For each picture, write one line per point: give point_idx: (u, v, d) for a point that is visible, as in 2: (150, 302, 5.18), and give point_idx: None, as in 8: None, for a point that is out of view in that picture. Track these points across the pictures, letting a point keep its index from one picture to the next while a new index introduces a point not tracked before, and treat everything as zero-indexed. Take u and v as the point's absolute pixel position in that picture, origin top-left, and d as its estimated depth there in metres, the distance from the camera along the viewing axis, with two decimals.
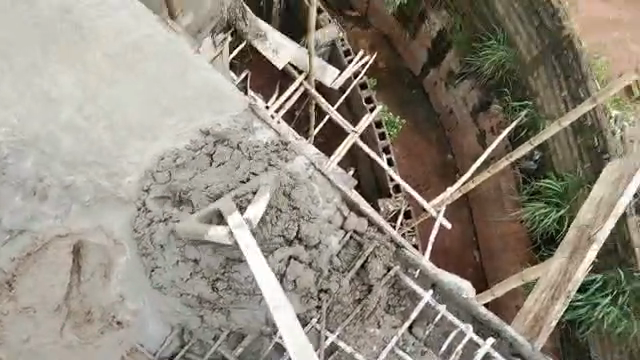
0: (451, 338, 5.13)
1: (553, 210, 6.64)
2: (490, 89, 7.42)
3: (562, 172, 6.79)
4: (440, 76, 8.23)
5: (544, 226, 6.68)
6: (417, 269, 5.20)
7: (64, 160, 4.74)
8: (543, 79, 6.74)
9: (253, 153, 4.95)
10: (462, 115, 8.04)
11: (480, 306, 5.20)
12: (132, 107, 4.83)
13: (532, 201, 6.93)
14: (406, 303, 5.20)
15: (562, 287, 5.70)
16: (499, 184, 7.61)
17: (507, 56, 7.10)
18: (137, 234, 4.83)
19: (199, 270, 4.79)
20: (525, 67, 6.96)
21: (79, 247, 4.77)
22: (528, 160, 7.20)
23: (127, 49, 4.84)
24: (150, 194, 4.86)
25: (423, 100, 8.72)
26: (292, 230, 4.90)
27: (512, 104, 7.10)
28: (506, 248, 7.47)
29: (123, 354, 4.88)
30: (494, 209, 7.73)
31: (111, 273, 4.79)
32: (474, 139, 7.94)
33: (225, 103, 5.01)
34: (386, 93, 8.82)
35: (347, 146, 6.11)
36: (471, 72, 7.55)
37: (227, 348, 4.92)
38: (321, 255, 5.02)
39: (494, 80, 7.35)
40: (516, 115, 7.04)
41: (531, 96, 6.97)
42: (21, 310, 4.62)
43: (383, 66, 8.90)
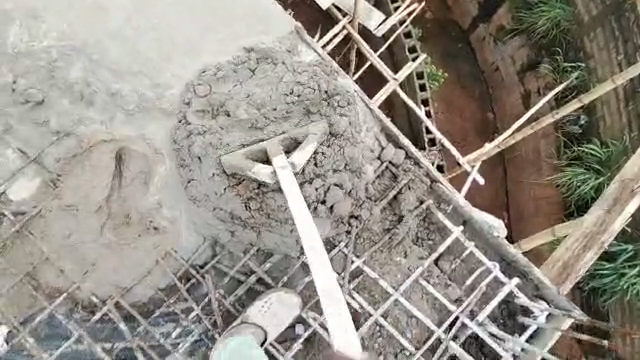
0: (476, 276, 5.14)
1: (592, 177, 6.26)
2: (542, 49, 6.75)
3: (607, 140, 6.35)
4: (490, 32, 7.40)
5: (580, 192, 6.30)
6: (450, 204, 5.16)
7: (110, 67, 4.93)
8: (600, 40, 6.25)
9: (297, 67, 4.95)
10: (509, 73, 7.28)
11: (510, 247, 5.11)
12: (180, 19, 4.99)
13: (572, 166, 6.46)
14: (435, 237, 5.22)
15: (594, 239, 5.61)
16: (538, 145, 6.99)
17: (564, 14, 6.47)
18: (176, 147, 5.00)
19: (234, 186, 4.85)
20: (582, 27, 6.42)
21: (122, 153, 5.03)
22: (572, 124, 6.59)
23: None
24: (191, 107, 4.97)
25: (470, 55, 7.81)
26: (338, 156, 4.90)
27: (564, 64, 6.48)
28: (537, 212, 6.94)
29: (157, 259, 5.01)
30: (531, 170, 7.12)
31: (151, 180, 5.01)
32: (518, 99, 7.21)
33: (271, 24, 5.06)
34: (430, 46, 7.80)
35: (384, 95, 5.97)
36: (523, 29, 6.82)
37: (255, 263, 4.96)
38: (360, 182, 4.99)
39: (547, 39, 6.66)
40: (566, 77, 6.46)
41: (583, 59, 6.44)
42: (66, 208, 4.94)
43: (430, 17, 7.80)
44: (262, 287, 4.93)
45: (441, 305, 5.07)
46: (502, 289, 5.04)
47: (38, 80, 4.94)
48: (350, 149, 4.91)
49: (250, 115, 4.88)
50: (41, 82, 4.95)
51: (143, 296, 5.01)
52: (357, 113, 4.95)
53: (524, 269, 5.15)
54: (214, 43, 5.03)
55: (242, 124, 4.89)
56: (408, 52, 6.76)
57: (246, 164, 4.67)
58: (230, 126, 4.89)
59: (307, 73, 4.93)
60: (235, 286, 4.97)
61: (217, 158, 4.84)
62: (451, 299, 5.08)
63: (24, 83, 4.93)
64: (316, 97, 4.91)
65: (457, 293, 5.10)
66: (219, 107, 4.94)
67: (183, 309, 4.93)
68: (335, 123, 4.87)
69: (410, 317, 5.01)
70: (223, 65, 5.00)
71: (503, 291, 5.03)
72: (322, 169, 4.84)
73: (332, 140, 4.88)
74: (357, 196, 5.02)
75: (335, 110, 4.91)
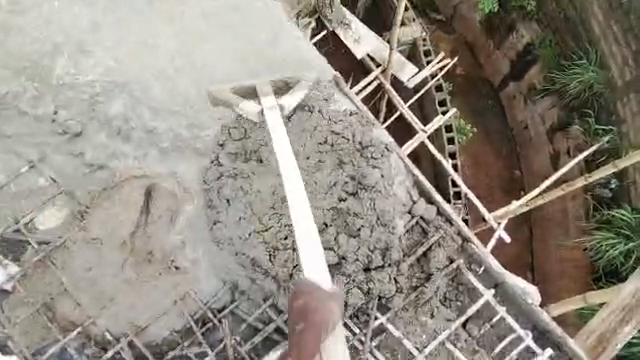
0: (506, 343, 4.83)
1: (621, 241, 5.94)
2: (573, 110, 6.58)
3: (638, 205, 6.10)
4: (521, 90, 7.29)
5: (608, 258, 6.03)
6: (481, 266, 4.93)
7: (150, 105, 4.99)
8: (634, 107, 6.09)
9: (336, 120, 4.97)
10: (537, 132, 7.14)
11: (544, 314, 4.84)
12: (223, 63, 5.14)
13: (600, 230, 6.22)
14: (463, 299, 4.91)
15: (634, 312, 5.27)
16: (565, 206, 6.77)
17: (598, 78, 6.29)
18: (206, 186, 5.01)
19: (262, 235, 4.81)
20: (615, 91, 6.24)
21: (151, 190, 4.97)
22: (602, 186, 6.37)
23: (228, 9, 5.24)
24: (224, 149, 5.02)
25: (498, 112, 7.76)
26: (362, 205, 4.86)
27: (594, 126, 6.34)
28: (563, 274, 6.65)
29: (176, 298, 4.91)
30: (559, 232, 6.89)
31: (177, 218, 4.91)
32: (545, 160, 7.09)
33: (310, 73, 5.19)
34: (460, 100, 7.81)
35: (414, 146, 5.88)
36: (555, 88, 6.66)
37: (274, 312, 4.79)
38: (385, 233, 4.85)
39: (578, 100, 6.50)
40: (597, 140, 6.31)
41: (616, 122, 6.26)
42: (90, 241, 4.90)
43: (460, 73, 7.84)
44: (279, 337, 4.73)
45: None
46: None
47: (78, 112, 5.00)
48: (380, 199, 4.86)
49: None
50: (81, 114, 5.00)
51: (159, 335, 4.86)
52: (390, 166, 4.90)
53: (558, 338, 4.88)
54: (253, 84, 5.12)
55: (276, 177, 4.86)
56: (437, 104, 6.81)
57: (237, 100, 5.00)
58: (262, 173, 4.89)
59: (341, 122, 4.97)
60: (252, 334, 4.78)
61: (251, 204, 4.85)
62: None
63: (65, 114, 4.99)
64: (349, 148, 4.92)
65: None
66: (251, 155, 4.95)
67: (197, 353, 4.72)
68: (367, 175, 4.86)
69: None
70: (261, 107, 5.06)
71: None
72: (353, 221, 4.85)
73: (361, 192, 4.88)
74: (382, 246, 4.85)
75: (369, 163, 4.90)
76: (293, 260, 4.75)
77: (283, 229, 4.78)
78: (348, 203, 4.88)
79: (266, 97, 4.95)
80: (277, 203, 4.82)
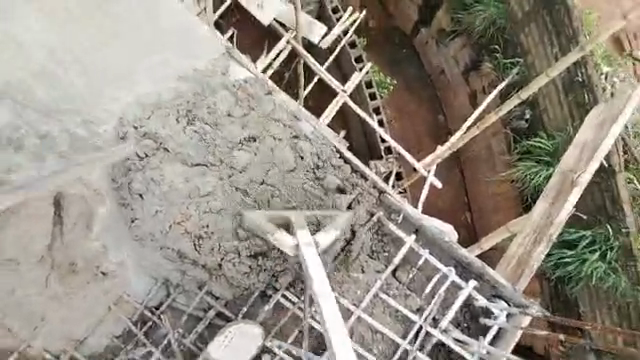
0: (435, 282, 5.17)
1: (543, 169, 6.41)
2: (481, 48, 6.92)
3: (552, 131, 6.53)
4: (431, 35, 7.61)
5: (534, 184, 6.46)
6: (400, 214, 5.18)
7: (37, 108, 4.48)
8: (535, 36, 6.43)
9: (239, 93, 4.85)
10: (453, 75, 7.49)
11: (463, 250, 5.15)
12: (102, 53, 4.55)
13: (524, 160, 6.62)
14: (390, 249, 5.21)
15: (544, 232, 5.75)
16: (489, 143, 7.25)
17: (499, 12, 6.70)
18: (116, 185, 4.77)
19: (188, 230, 4.79)
20: (517, 24, 6.60)
21: (61, 199, 4.75)
22: (518, 118, 6.83)
23: None
24: (126, 143, 4.70)
25: (414, 60, 8.06)
26: (291, 181, 4.98)
27: (504, 60, 6.67)
28: (496, 208, 7.20)
29: (110, 304, 4.88)
30: (485, 169, 7.37)
31: (93, 223, 4.77)
32: (464, 100, 7.42)
33: (202, 48, 4.77)
34: (376, 56, 8.07)
35: (334, 109, 5.99)
36: (461, 30, 7.03)
37: (212, 297, 4.86)
38: (317, 204, 5.05)
39: (485, 38, 6.85)
40: (508, 73, 6.65)
41: (522, 54, 6.61)
42: (5, 263, 4.71)
43: (374, 26, 8.11)
44: (222, 321, 4.83)
45: (403, 317, 5.10)
46: (461, 293, 5.13)
47: None
48: (296, 170, 4.98)
49: (196, 149, 4.78)
50: None
51: (99, 344, 4.87)
52: (298, 136, 4.95)
53: (480, 270, 5.18)
54: (146, 70, 4.67)
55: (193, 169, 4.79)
56: (356, 62, 6.96)
57: (269, 226, 4.63)
58: (169, 160, 4.76)
59: (243, 98, 4.86)
60: (194, 323, 4.83)
61: (166, 192, 4.75)
62: (412, 311, 5.08)
63: None
64: (263, 118, 4.86)
65: (417, 302, 5.14)
66: (156, 144, 4.73)
67: (143, 354, 4.75)
68: (281, 148, 4.91)
69: (375, 333, 5.02)
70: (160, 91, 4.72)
71: (461, 297, 5.10)
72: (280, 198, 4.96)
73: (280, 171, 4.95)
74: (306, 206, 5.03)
75: (287, 142, 4.92)
76: (220, 249, 4.84)
77: (205, 217, 4.81)
78: (271, 182, 4.94)
79: (302, 230, 4.51)
80: (195, 192, 4.79)
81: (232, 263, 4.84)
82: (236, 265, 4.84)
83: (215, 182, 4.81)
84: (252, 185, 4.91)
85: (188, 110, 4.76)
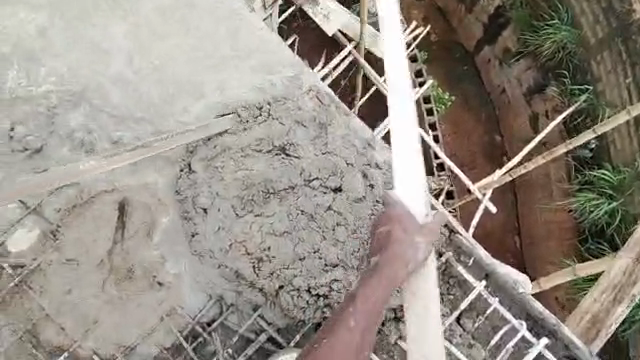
0: (503, 333, 4.79)
1: (605, 201, 6.66)
2: (548, 71, 7.26)
3: (618, 165, 6.85)
4: (495, 54, 7.91)
5: (593, 217, 6.72)
6: (471, 257, 4.88)
7: (112, 113, 4.81)
8: (607, 64, 6.81)
9: (314, 100, 4.90)
10: (515, 95, 7.75)
11: (537, 302, 4.82)
12: (182, 65, 4.91)
13: (583, 190, 6.93)
14: (455, 292, 4.84)
15: (624, 289, 5.67)
16: (548, 171, 7.41)
17: (570, 37, 7.01)
18: (180, 197, 4.70)
19: (242, 245, 4.56)
20: (589, 50, 6.95)
21: (125, 204, 4.66)
22: (583, 148, 7.12)
23: (181, 4, 5.04)
24: (195, 156, 4.73)
25: (473, 77, 8.28)
26: (350, 215, 4.67)
27: (572, 86, 7.04)
28: (549, 234, 7.33)
29: (162, 315, 4.58)
30: (541, 195, 7.54)
31: (154, 232, 4.63)
32: (525, 121, 7.67)
33: (278, 67, 4.96)
34: (435, 66, 8.35)
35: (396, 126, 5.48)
36: (529, 51, 7.37)
37: (266, 320, 4.63)
38: None
39: (554, 61, 7.19)
40: (574, 99, 7.00)
41: (591, 81, 6.98)
42: (64, 263, 4.56)
43: (435, 40, 8.40)
44: (273, 346, 4.67)
45: None
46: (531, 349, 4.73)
47: (38, 128, 4.75)
48: (361, 200, 4.70)
49: (265, 168, 4.67)
50: (42, 130, 4.75)
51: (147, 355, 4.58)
52: (370, 164, 4.82)
53: (552, 325, 4.86)
54: (218, 82, 4.90)
55: (257, 186, 4.63)
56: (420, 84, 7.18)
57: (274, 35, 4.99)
58: (235, 171, 4.66)
59: (315, 124, 4.83)
60: (245, 344, 4.66)
61: (232, 206, 4.62)
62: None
63: (23, 131, 4.73)
64: (335, 139, 4.80)
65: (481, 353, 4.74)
66: (226, 150, 4.71)
67: None
68: (352, 176, 4.73)
69: None
70: (231, 100, 4.86)
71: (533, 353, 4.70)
72: (339, 229, 4.66)
73: (341, 201, 4.69)
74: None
75: (359, 169, 4.78)
76: (280, 275, 4.56)
77: (266, 239, 4.56)
78: (336, 208, 4.68)
79: None
80: (258, 209, 4.62)
81: (288, 294, 4.57)
82: (295, 298, 4.57)
83: (275, 205, 4.62)
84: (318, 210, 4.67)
85: (256, 118, 4.82)
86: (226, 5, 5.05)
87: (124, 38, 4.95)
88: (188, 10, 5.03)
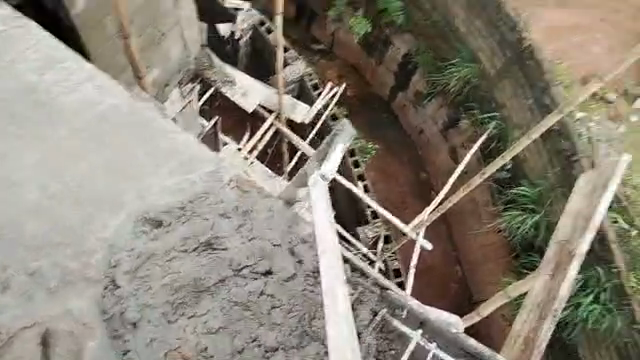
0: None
1: (530, 216, 9.25)
2: (458, 106, 10.27)
3: (534, 179, 9.32)
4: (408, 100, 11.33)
5: (521, 231, 9.28)
6: (404, 309, 5.27)
7: (30, 244, 4.72)
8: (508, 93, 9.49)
9: (235, 190, 5.06)
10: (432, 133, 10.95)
11: (468, 338, 5.23)
12: (100, 181, 4.97)
13: (510, 209, 9.51)
14: (396, 347, 5.19)
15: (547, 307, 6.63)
16: None
17: (472, 74, 9.99)
18: (108, 315, 4.58)
19: (179, 351, 4.54)
20: (490, 80, 9.77)
21: (48, 336, 4.44)
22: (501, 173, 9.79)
23: (94, 121, 5.18)
24: (120, 269, 4.70)
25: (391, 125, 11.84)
26: (285, 295, 4.84)
27: (480, 116, 9.87)
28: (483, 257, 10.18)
29: None
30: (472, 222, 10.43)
31: (81, 359, 4.39)
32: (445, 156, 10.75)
33: (197, 164, 5.10)
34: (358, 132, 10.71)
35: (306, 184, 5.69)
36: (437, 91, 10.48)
37: None
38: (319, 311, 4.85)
39: (461, 95, 10.19)
40: (486, 125, 9.76)
41: (497, 109, 9.74)
42: None
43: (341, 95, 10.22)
44: None
45: None
46: None
47: None
48: (292, 277, 4.89)
49: (192, 267, 4.77)
50: None
51: None
52: (298, 240, 4.99)
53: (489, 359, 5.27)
54: (137, 191, 4.96)
55: (186, 287, 4.71)
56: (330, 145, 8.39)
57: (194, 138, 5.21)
58: (162, 277, 4.72)
59: (239, 213, 5.00)
60: None
61: (163, 313, 4.63)
62: None
63: None
64: (259, 222, 4.99)
65: None
66: (153, 257, 4.77)
67: None
68: (279, 256, 4.92)
69: None
70: (151, 206, 4.92)
71: None
72: (276, 311, 4.78)
73: (274, 283, 4.85)
74: (308, 313, 4.83)
75: (286, 247, 4.96)
76: None
77: (203, 339, 4.61)
78: (270, 290, 4.82)
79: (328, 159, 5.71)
80: (196, 308, 4.67)
81: None
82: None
83: (211, 302, 4.71)
84: (254, 296, 4.79)
85: (179, 220, 4.91)
86: (138, 113, 5.24)
87: (39, 160, 5.00)
88: (101, 124, 5.18)
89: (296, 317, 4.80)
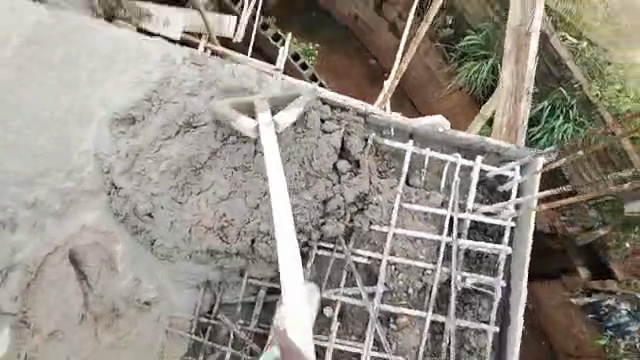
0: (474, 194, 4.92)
1: None
2: None
3: None
4: None
5: None
6: (391, 129, 4.95)
7: (16, 182, 4.59)
8: None
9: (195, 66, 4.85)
10: None
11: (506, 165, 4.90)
12: (58, 101, 4.69)
13: None
14: (395, 164, 4.97)
15: (520, 91, 5.43)
16: (424, 63, 7.13)
17: None
18: (121, 218, 4.68)
19: (197, 222, 4.64)
20: None
21: (75, 253, 4.64)
22: None
23: (23, 46, 4.70)
24: (114, 172, 4.66)
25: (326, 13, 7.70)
26: None
27: None
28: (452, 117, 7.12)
29: (166, 329, 4.63)
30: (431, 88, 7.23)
31: (115, 263, 4.65)
32: None
33: (147, 53, 4.84)
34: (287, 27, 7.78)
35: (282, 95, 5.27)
36: None
37: (257, 275, 4.69)
38: (319, 151, 4.83)
39: None
40: None
41: None
42: (49, 337, 4.51)
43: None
44: (275, 295, 4.68)
45: (433, 215, 4.90)
46: (472, 175, 4.92)
47: None
48: None
49: (181, 149, 4.68)
50: None
51: None
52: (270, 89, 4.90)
53: (480, 144, 4.92)
54: (101, 99, 4.74)
55: (182, 167, 4.68)
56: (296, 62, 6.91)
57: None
58: (157, 166, 4.66)
59: (205, 87, 4.81)
60: (250, 310, 4.67)
61: (172, 197, 4.65)
62: (437, 206, 4.91)
63: None
64: None
65: (439, 196, 4.92)
66: (140, 150, 4.68)
67: (218, 357, 4.58)
68: None
69: (416, 241, 4.84)
70: (116, 106, 4.72)
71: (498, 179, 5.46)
72: None
73: (261, 139, 4.69)
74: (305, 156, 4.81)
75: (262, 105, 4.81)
76: (247, 230, 4.67)
77: (218, 209, 4.67)
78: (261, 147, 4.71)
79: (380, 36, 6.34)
80: (198, 184, 4.70)
81: (263, 242, 4.67)
82: (269, 242, 4.66)
83: (206, 173, 4.70)
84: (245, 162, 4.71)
85: (147, 112, 4.72)
86: (65, 23, 4.80)
87: None
88: (28, 47, 4.70)
89: (296, 163, 4.79)
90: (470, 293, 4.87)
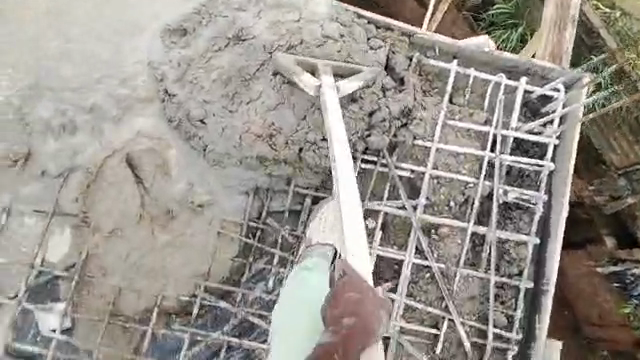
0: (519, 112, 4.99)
1: None
2: None
3: None
4: None
5: None
6: (435, 48, 5.00)
7: (74, 88, 4.82)
8: None
9: None
10: None
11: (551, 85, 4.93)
12: (113, 19, 4.89)
13: None
14: (439, 84, 5.03)
15: (564, 20, 5.15)
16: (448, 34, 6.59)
17: None
18: (175, 124, 4.83)
19: (247, 129, 4.74)
20: None
21: (130, 158, 4.86)
22: None
23: None
24: (167, 81, 4.82)
25: None
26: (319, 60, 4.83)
27: None
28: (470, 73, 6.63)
29: (218, 231, 4.87)
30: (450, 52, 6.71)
31: (169, 168, 4.86)
32: None
33: None
34: None
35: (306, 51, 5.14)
36: None
37: (304, 183, 4.86)
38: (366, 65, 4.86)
39: None
40: None
41: None
42: (108, 235, 4.80)
43: None
44: (321, 205, 4.87)
45: (476, 133, 4.99)
46: (516, 94, 4.98)
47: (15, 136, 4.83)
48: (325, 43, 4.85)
49: (231, 59, 4.75)
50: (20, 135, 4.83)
51: (225, 269, 4.88)
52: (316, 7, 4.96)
53: (526, 64, 4.97)
54: (153, 17, 4.90)
55: (233, 77, 4.75)
56: None
57: None
58: (209, 76, 4.77)
59: (253, 4, 4.89)
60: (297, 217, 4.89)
61: (223, 106, 4.75)
62: (481, 123, 4.98)
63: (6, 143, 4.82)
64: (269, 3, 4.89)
65: (483, 115, 4.99)
66: (192, 60, 4.80)
67: (266, 262, 4.82)
68: (308, 28, 4.86)
69: (459, 156, 4.93)
70: (168, 21, 4.90)
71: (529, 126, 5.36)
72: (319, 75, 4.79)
73: (308, 49, 4.82)
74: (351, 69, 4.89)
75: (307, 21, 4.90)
76: (294, 140, 4.76)
77: (265, 118, 4.74)
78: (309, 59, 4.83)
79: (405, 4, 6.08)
80: (245, 94, 4.76)
81: (311, 151, 4.77)
82: (317, 151, 4.78)
83: (254, 84, 4.76)
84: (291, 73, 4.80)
85: (198, 26, 4.86)
86: None
87: (43, 19, 4.84)
88: None
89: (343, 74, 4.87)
90: (511, 208, 4.95)
